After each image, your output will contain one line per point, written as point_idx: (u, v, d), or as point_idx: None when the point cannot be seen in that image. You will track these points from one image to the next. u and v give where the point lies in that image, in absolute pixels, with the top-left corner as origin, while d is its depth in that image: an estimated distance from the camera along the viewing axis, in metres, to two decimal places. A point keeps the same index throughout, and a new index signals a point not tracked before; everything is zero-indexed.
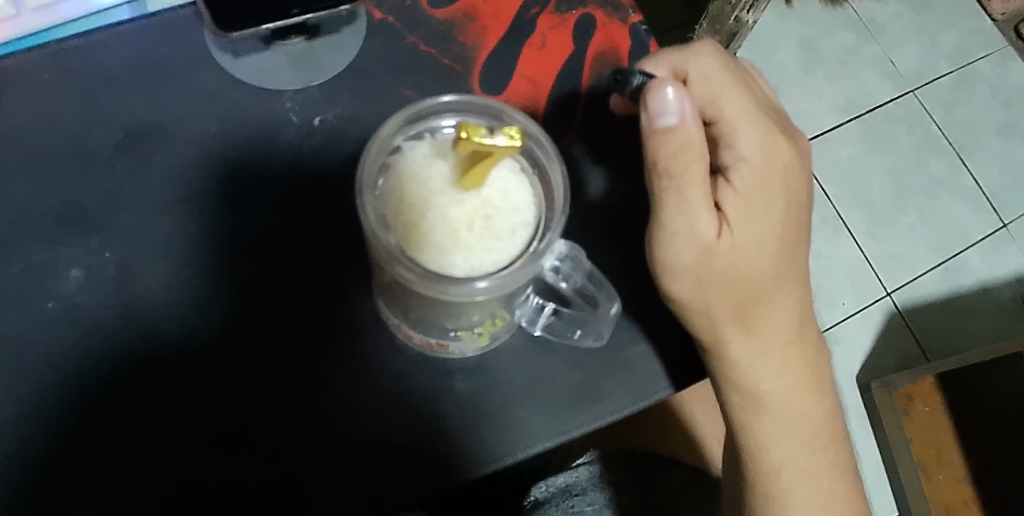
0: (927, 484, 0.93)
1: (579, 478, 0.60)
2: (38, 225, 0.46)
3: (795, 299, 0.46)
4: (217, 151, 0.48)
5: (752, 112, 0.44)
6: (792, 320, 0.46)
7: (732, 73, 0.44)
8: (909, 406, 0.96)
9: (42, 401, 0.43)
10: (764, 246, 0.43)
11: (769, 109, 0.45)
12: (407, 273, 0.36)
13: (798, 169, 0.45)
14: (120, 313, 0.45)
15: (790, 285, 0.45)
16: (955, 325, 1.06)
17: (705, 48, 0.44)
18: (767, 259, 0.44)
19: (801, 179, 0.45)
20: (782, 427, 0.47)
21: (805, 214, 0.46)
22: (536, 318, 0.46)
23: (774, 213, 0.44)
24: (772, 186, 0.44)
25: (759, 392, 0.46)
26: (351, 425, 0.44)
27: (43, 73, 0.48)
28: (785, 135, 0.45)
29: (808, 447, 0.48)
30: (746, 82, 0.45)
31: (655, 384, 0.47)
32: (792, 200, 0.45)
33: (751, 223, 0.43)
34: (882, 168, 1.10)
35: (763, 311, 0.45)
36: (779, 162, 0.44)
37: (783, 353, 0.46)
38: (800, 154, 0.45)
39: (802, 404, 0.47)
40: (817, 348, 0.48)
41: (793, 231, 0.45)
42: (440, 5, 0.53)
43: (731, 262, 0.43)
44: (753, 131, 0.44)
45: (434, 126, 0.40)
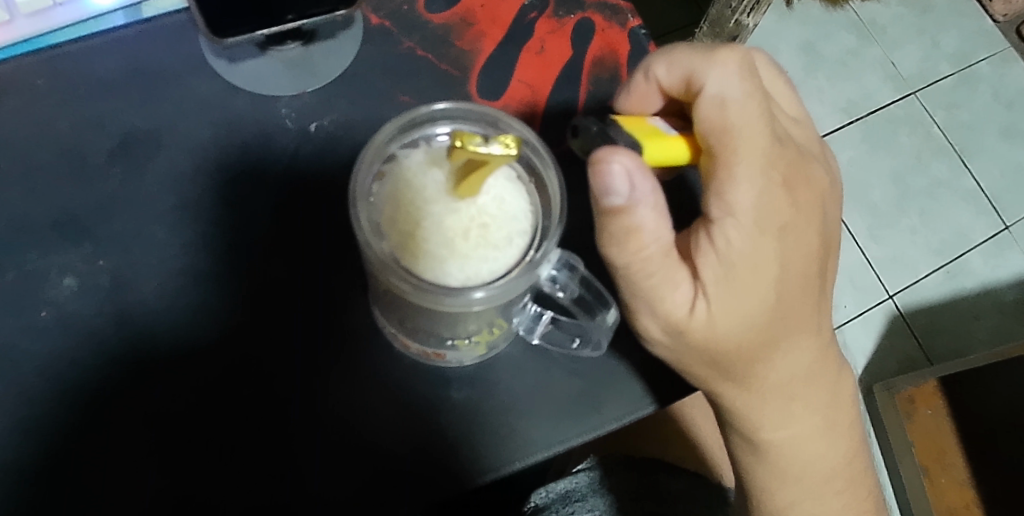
0: (930, 487, 0.93)
1: (579, 483, 0.59)
2: (32, 233, 0.46)
3: (788, 360, 0.42)
4: (212, 158, 0.48)
5: (751, 156, 0.38)
6: (788, 378, 0.42)
7: (750, 103, 0.38)
8: (912, 409, 0.96)
9: (35, 411, 0.42)
10: (747, 315, 0.39)
11: (772, 148, 0.38)
12: (401, 284, 0.36)
13: (795, 222, 0.39)
14: (114, 321, 0.44)
15: (785, 346, 0.41)
16: (957, 328, 1.06)
17: (731, 60, 0.39)
18: (752, 328, 0.39)
19: (801, 234, 0.39)
20: (783, 476, 0.46)
21: (805, 270, 0.40)
22: (534, 327, 0.46)
23: (764, 278, 0.38)
24: (762, 250, 0.38)
25: (761, 441, 0.44)
26: (349, 436, 0.44)
27: (36, 79, 0.48)
28: (782, 183, 0.38)
29: (816, 491, 0.46)
30: (760, 114, 0.38)
31: (637, 403, 0.47)
32: (787, 261, 0.39)
33: (733, 293, 0.38)
34: (884, 171, 1.10)
35: (752, 373, 0.41)
36: (771, 221, 0.38)
37: (777, 411, 0.43)
38: (799, 205, 0.39)
39: (807, 453, 0.45)
40: (825, 398, 0.44)
41: (788, 294, 0.40)
42: (437, 10, 0.53)
43: (708, 334, 0.39)
44: (749, 180, 0.38)
45: (429, 134, 0.40)
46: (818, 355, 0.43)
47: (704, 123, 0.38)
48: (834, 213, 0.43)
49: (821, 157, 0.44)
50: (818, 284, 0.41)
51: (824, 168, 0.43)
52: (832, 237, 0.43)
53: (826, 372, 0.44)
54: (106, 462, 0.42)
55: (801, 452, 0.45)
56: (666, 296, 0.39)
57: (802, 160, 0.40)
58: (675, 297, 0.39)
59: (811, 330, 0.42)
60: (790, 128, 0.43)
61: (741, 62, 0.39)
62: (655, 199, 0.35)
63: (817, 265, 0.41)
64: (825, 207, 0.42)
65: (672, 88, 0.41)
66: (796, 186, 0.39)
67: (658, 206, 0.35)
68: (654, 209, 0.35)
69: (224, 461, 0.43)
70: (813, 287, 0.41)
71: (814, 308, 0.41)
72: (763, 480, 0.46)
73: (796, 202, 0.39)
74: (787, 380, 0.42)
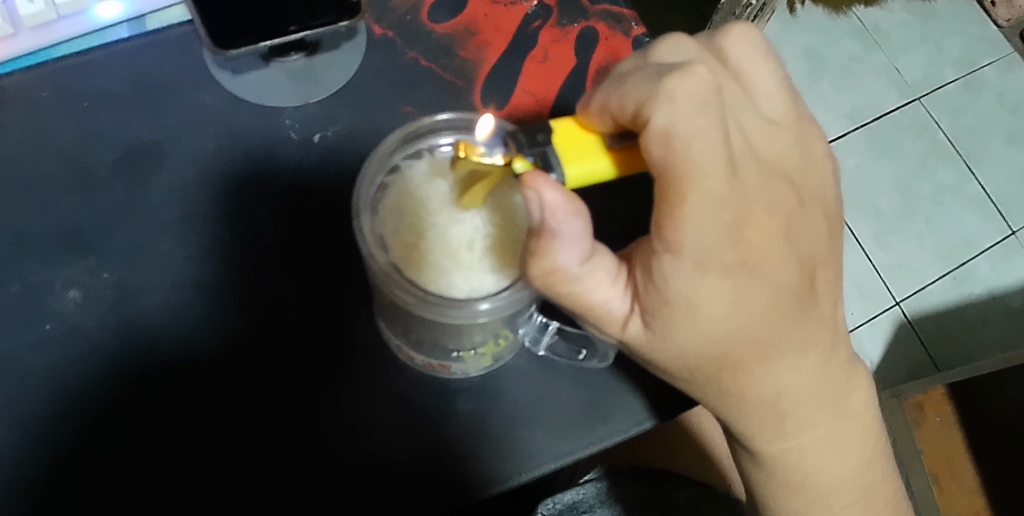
0: (941, 494, 0.88)
1: (586, 495, 0.58)
2: (38, 245, 0.45)
3: (768, 385, 0.39)
4: (216, 170, 0.48)
5: (696, 198, 0.33)
6: (764, 401, 0.40)
7: (704, 135, 0.32)
8: (921, 416, 0.94)
9: (39, 425, 0.42)
10: (696, 347, 0.37)
11: (727, 179, 0.33)
12: (405, 296, 0.35)
13: (751, 257, 0.35)
14: (118, 333, 0.44)
15: (761, 370, 0.39)
16: (964, 335, 1.05)
17: (684, 87, 0.32)
18: (707, 357, 0.37)
19: (762, 266, 0.36)
20: (784, 486, 0.45)
21: (773, 301, 0.37)
22: (539, 337, 0.46)
23: (716, 312, 0.36)
24: (709, 288, 0.35)
25: (757, 452, 0.43)
26: (355, 448, 0.44)
27: (41, 92, 0.48)
28: (736, 215, 0.34)
29: (824, 502, 0.45)
30: (714, 151, 0.32)
31: (637, 415, 0.46)
32: (740, 296, 0.36)
33: (685, 321, 0.36)
34: (889, 177, 1.09)
35: (729, 394, 0.39)
36: (717, 261, 0.35)
37: (756, 431, 0.42)
38: (758, 237, 0.35)
39: (809, 465, 0.44)
40: (823, 414, 0.42)
41: (750, 328, 0.37)
42: (441, 21, 0.53)
43: (656, 350, 0.38)
44: (694, 221, 0.33)
45: (433, 144, 0.39)
46: (810, 377, 0.40)
47: (652, 156, 0.33)
48: (816, 232, 0.39)
49: (807, 167, 0.39)
50: (797, 313, 0.38)
51: (799, 188, 0.38)
52: (817, 257, 0.39)
53: (820, 395, 0.41)
54: (113, 476, 0.42)
55: (800, 466, 0.44)
56: (597, 313, 0.37)
57: (766, 183, 0.36)
58: (607, 315, 0.37)
59: (787, 359, 0.39)
60: (772, 135, 0.38)
61: (699, 91, 0.32)
62: (576, 234, 0.33)
63: (792, 294, 0.37)
64: (794, 231, 0.37)
65: (620, 115, 0.34)
66: (757, 217, 0.35)
67: (574, 240, 0.33)
68: (569, 244, 0.33)
69: (228, 474, 0.42)
70: (791, 315, 0.38)
71: (794, 335, 0.38)
72: (764, 487, 0.46)
73: (750, 238, 0.35)
74: (769, 403, 0.40)
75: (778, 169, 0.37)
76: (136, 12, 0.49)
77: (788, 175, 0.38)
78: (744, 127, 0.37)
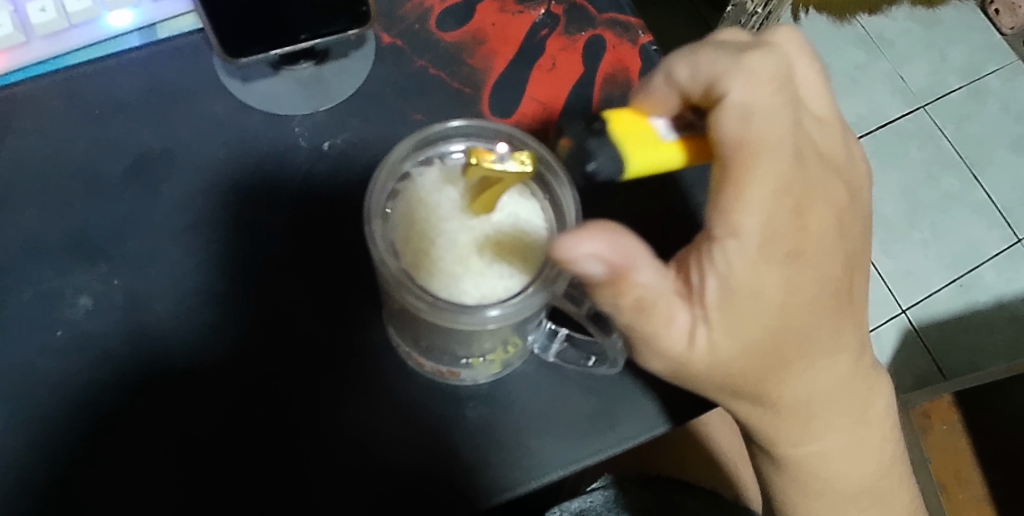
0: (947, 502, 0.88)
1: (594, 503, 0.58)
2: (49, 253, 0.46)
3: (806, 382, 0.39)
4: (227, 178, 0.48)
5: (761, 171, 0.35)
6: (802, 396, 0.40)
7: (777, 118, 0.35)
8: (929, 425, 0.93)
9: (50, 431, 0.42)
10: (742, 350, 0.37)
11: (796, 159, 0.36)
12: (416, 302, 0.35)
13: (807, 244, 0.36)
14: (129, 340, 0.44)
15: (800, 367, 0.39)
16: (971, 342, 1.05)
17: (764, 65, 0.36)
18: (750, 359, 0.37)
19: (814, 257, 0.36)
20: (804, 489, 0.45)
21: (818, 296, 0.37)
22: (549, 345, 0.46)
23: (757, 304, 0.36)
24: (764, 276, 0.35)
25: (783, 454, 0.43)
26: (362, 456, 0.44)
27: (53, 100, 0.48)
28: (795, 200, 0.35)
29: (841, 505, 0.45)
30: (783, 131, 0.35)
31: (653, 420, 0.46)
32: (783, 288, 0.36)
33: (735, 317, 0.36)
34: (895, 184, 1.10)
35: (763, 397, 0.39)
36: (777, 247, 0.35)
37: (782, 435, 0.42)
38: (814, 225, 0.36)
39: (832, 469, 0.44)
40: (850, 417, 0.42)
41: (787, 326, 0.37)
42: (449, 30, 0.53)
43: (713, 360, 0.37)
44: (758, 204, 0.35)
45: (444, 151, 0.39)
46: (840, 377, 0.40)
47: (720, 131, 0.35)
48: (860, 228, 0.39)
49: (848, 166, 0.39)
50: (838, 309, 0.38)
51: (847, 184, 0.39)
52: (856, 257, 0.39)
53: (849, 397, 0.41)
54: (122, 483, 0.42)
55: (822, 472, 0.44)
56: (660, 333, 0.36)
57: (823, 176, 0.37)
58: (674, 333, 0.36)
59: (822, 361, 0.39)
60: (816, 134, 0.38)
61: (774, 71, 0.36)
62: (642, 256, 0.33)
63: (834, 289, 0.38)
64: (844, 227, 0.38)
65: (693, 92, 0.37)
66: (813, 206, 0.36)
67: (644, 261, 0.33)
68: (642, 267, 0.33)
69: (237, 481, 0.43)
70: (832, 309, 0.38)
71: (834, 332, 0.39)
72: (785, 494, 0.45)
73: (808, 224, 0.36)
74: (802, 403, 0.40)
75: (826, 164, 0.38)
76: (146, 21, 0.50)
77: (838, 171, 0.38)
78: (805, 125, 0.37)
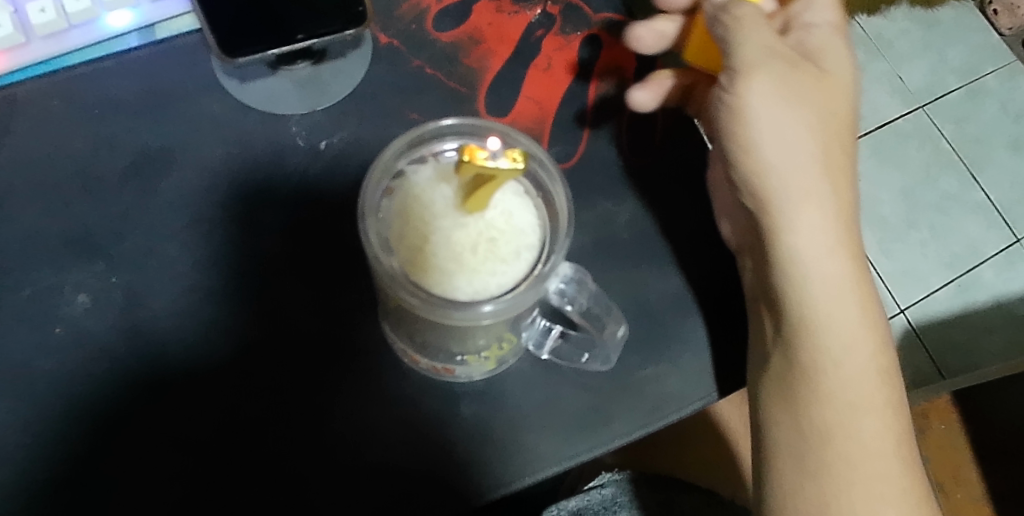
0: (945, 503, 0.87)
1: (591, 501, 0.58)
2: (47, 252, 0.46)
3: (850, 304, 0.43)
4: (225, 176, 0.49)
5: (801, 107, 0.44)
6: (840, 312, 0.43)
7: (837, 53, 0.47)
8: (926, 424, 0.90)
9: (49, 428, 0.43)
10: (795, 143, 0.44)
11: (848, 96, 0.47)
12: (410, 298, 0.36)
13: (839, 152, 0.45)
14: (127, 338, 0.45)
15: (843, 269, 0.44)
16: (969, 342, 1.05)
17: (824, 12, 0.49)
18: (800, 251, 0.43)
19: (844, 166, 0.45)
20: (827, 456, 0.42)
21: (838, 203, 0.44)
22: (543, 341, 0.46)
23: (826, 222, 0.44)
24: (804, 116, 0.44)
25: (813, 396, 0.43)
26: (358, 452, 0.44)
27: (53, 100, 0.49)
28: (824, 97, 0.45)
29: (873, 482, 0.42)
30: (846, 76, 0.47)
31: (666, 407, 0.47)
32: (833, 215, 0.44)
33: (781, 114, 0.44)
34: (893, 184, 1.10)
35: (818, 306, 0.43)
36: (826, 136, 0.44)
37: (809, 358, 0.43)
38: (847, 143, 0.46)
39: (856, 431, 0.42)
40: (872, 367, 0.44)
41: (853, 266, 0.44)
42: (446, 30, 0.54)
43: (767, 135, 0.44)
44: (791, 80, 0.44)
45: (437, 149, 0.40)
46: (872, 314, 0.44)
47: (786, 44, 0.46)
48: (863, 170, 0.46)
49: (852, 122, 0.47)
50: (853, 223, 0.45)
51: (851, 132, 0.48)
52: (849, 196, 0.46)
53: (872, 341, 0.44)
54: (120, 480, 0.42)
55: (837, 428, 0.42)
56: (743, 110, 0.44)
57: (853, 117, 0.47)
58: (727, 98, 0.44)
59: (869, 291, 0.44)
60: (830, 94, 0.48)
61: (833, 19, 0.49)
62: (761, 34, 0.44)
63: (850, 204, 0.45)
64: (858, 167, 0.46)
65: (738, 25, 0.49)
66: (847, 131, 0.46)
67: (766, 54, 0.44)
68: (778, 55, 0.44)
69: (234, 477, 0.43)
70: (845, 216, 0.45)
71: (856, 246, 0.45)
72: (784, 458, 0.43)
73: (846, 144, 0.46)
74: (846, 327, 0.43)
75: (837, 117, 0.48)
76: (145, 22, 0.50)
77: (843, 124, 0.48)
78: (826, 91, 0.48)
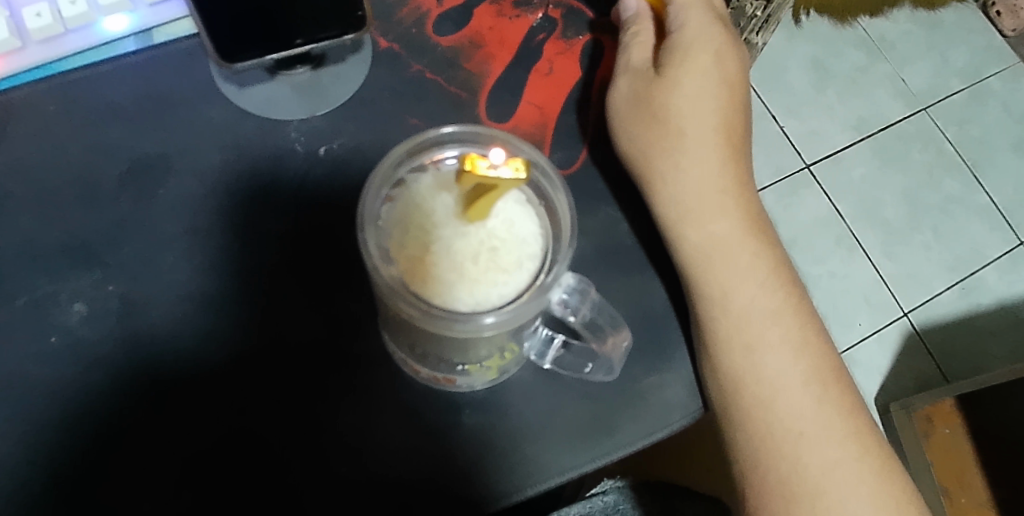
0: (948, 506, 0.88)
1: (594, 508, 0.57)
2: (44, 260, 0.46)
3: (743, 290, 0.47)
4: (223, 182, 0.48)
5: (673, 94, 0.49)
6: (733, 297, 0.46)
7: (703, 50, 0.50)
8: (930, 428, 0.93)
9: (44, 438, 0.42)
10: (653, 136, 0.49)
11: (691, 88, 0.49)
12: (410, 309, 0.35)
13: (683, 140, 0.49)
14: (124, 346, 0.44)
15: (733, 254, 0.47)
16: (974, 345, 1.04)
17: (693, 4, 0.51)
18: (692, 241, 0.47)
19: (695, 157, 0.48)
20: (758, 431, 0.45)
21: (710, 192, 0.48)
22: (545, 351, 0.45)
23: (742, 261, 0.47)
24: (667, 109, 0.49)
25: (738, 379, 0.45)
26: (357, 462, 0.43)
27: (48, 105, 0.48)
28: (660, 94, 0.49)
29: (803, 453, 0.45)
30: (701, 69, 0.50)
31: (668, 416, 0.46)
32: (738, 238, 0.48)
33: (641, 115, 0.49)
34: (896, 186, 1.09)
35: (715, 291, 0.46)
36: (663, 128, 0.49)
37: (753, 394, 0.45)
38: (699, 136, 0.49)
39: (781, 407, 0.45)
40: (787, 348, 0.46)
41: (768, 295, 0.47)
42: (446, 34, 0.53)
43: (653, 129, 0.49)
44: (632, 77, 0.50)
45: (438, 157, 0.39)
46: (774, 296, 0.47)
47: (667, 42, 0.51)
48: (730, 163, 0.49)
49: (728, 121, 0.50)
50: (722, 210, 0.48)
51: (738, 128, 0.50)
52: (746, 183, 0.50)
53: (782, 323, 0.46)
54: (117, 490, 0.42)
55: (785, 442, 0.45)
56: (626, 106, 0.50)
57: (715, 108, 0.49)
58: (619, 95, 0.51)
59: (778, 304, 0.47)
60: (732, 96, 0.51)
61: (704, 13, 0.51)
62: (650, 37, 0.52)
63: (728, 193, 0.48)
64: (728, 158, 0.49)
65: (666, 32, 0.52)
66: (703, 123, 0.49)
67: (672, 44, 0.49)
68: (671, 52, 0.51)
69: (232, 486, 0.42)
70: (727, 207, 0.48)
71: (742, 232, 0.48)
72: (757, 495, 0.45)
73: (690, 136, 0.49)
74: (742, 310, 0.46)
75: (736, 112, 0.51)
76: (142, 26, 0.50)
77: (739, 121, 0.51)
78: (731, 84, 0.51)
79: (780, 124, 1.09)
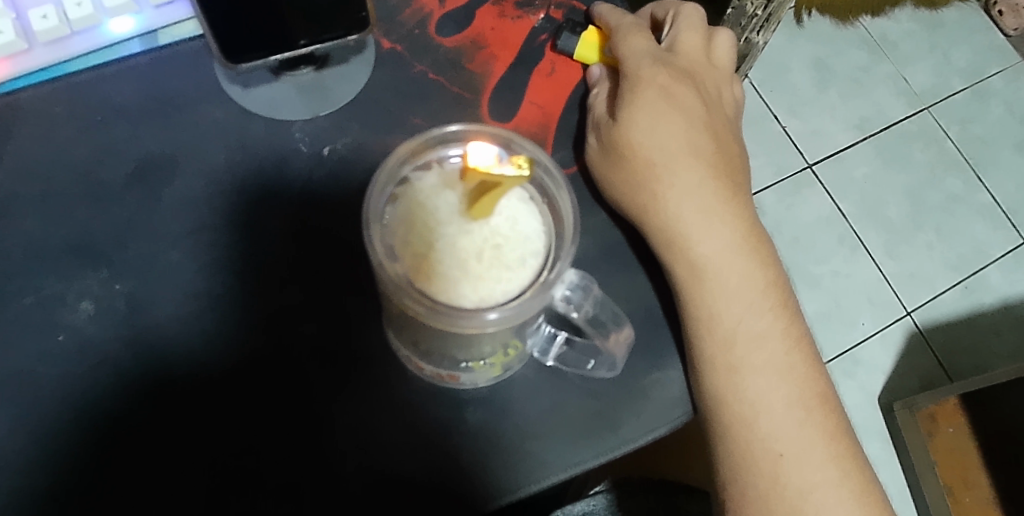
0: (954, 506, 0.90)
1: (596, 506, 0.58)
2: (51, 259, 0.46)
3: (728, 318, 0.46)
4: (228, 182, 0.48)
5: (644, 124, 0.48)
6: (717, 331, 0.46)
7: (658, 76, 0.50)
8: (934, 428, 0.93)
9: (52, 434, 0.43)
10: (637, 167, 0.48)
11: (663, 112, 0.49)
12: (416, 306, 0.36)
13: (661, 168, 0.48)
14: (131, 344, 0.45)
15: (716, 283, 0.46)
16: (977, 344, 1.04)
17: (635, 39, 0.51)
18: (682, 271, 0.47)
19: (680, 181, 0.48)
20: (741, 451, 0.45)
21: (696, 216, 0.47)
22: (548, 348, 0.46)
23: (730, 290, 0.46)
24: (647, 137, 0.48)
25: (723, 402, 0.45)
26: (361, 459, 0.44)
27: (55, 106, 0.49)
28: (633, 124, 0.48)
29: (785, 474, 0.45)
30: (663, 96, 0.49)
31: (671, 412, 0.46)
32: (727, 260, 0.47)
33: (622, 149, 0.48)
34: (898, 185, 1.09)
35: (701, 323, 0.46)
36: (642, 156, 0.48)
37: (736, 412, 0.45)
38: (679, 158, 0.48)
39: (763, 427, 0.45)
40: (772, 371, 0.46)
41: (753, 319, 0.46)
42: (448, 35, 0.54)
43: (636, 159, 0.48)
44: (603, 118, 0.50)
45: (441, 155, 0.39)
46: (761, 320, 0.47)
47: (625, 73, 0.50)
48: (719, 182, 0.49)
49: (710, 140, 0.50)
50: (712, 232, 0.47)
51: (718, 146, 0.50)
52: (739, 201, 0.49)
53: (767, 347, 0.46)
54: (123, 485, 0.42)
55: (764, 459, 0.45)
56: (603, 148, 0.49)
57: (690, 130, 0.49)
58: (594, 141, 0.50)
59: (764, 327, 0.46)
60: (705, 112, 0.50)
61: (647, 46, 0.51)
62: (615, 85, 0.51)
63: (718, 213, 0.48)
64: (713, 177, 0.48)
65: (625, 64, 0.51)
66: (679, 147, 0.48)
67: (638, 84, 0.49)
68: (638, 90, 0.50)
69: (234, 485, 0.43)
70: (718, 229, 0.47)
71: (731, 255, 0.47)
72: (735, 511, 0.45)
73: (670, 162, 0.48)
74: (727, 338, 0.46)
75: (716, 131, 0.50)
76: (147, 28, 0.50)
77: (722, 140, 0.51)
78: (703, 103, 0.51)
79: (781, 124, 1.10)
